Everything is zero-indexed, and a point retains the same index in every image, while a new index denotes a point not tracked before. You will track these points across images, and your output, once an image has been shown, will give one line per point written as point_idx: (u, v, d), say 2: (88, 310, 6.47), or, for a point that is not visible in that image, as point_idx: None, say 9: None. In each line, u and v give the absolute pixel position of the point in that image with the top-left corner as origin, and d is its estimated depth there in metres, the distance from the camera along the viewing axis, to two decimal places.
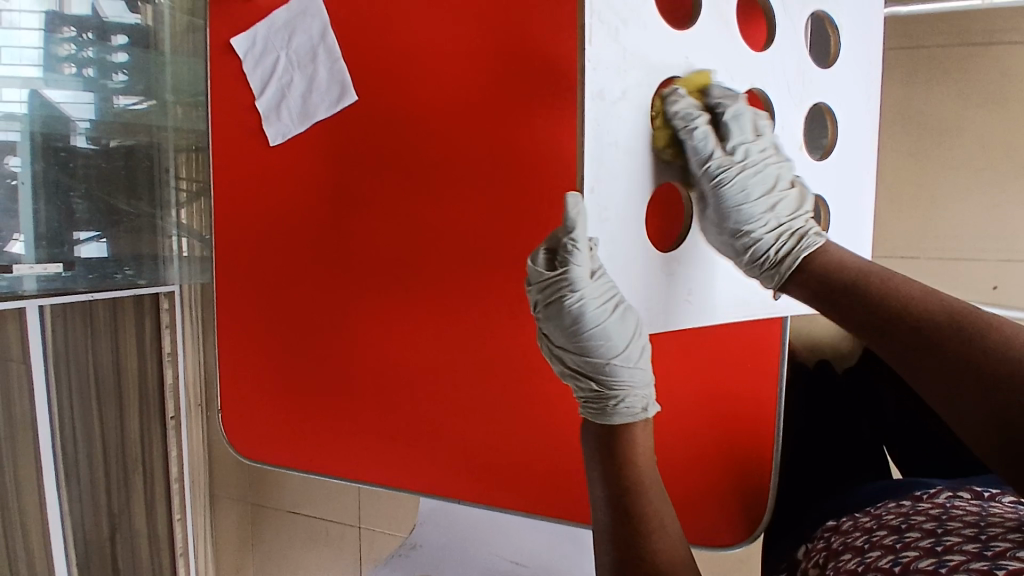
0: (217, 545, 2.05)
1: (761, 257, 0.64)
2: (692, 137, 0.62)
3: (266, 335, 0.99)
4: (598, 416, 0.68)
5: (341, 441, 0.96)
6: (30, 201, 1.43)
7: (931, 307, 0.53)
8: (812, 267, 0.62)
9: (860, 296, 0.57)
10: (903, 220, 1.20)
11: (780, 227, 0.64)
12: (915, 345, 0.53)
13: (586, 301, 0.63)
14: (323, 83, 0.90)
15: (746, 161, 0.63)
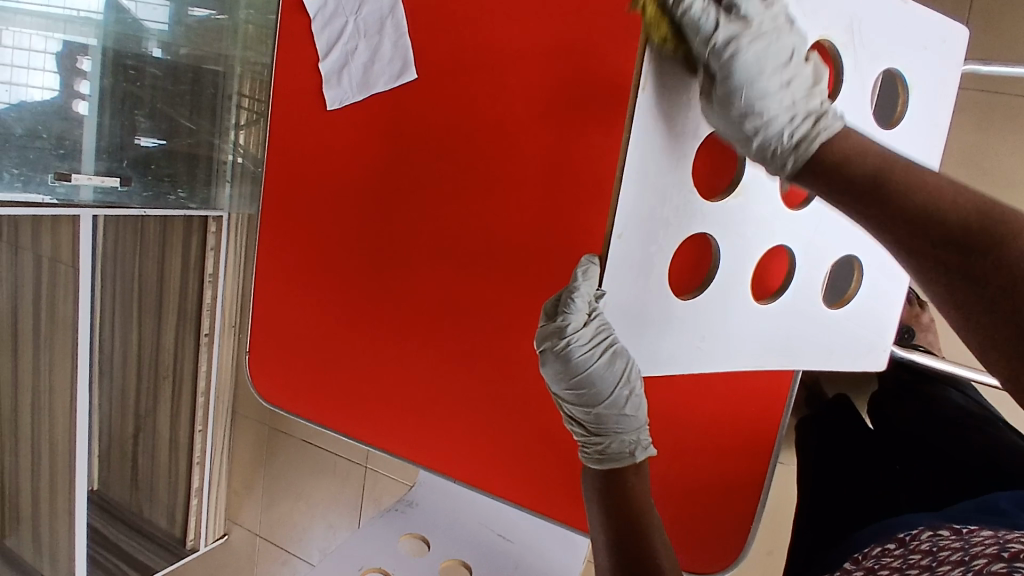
0: (232, 460, 2.15)
1: (776, 140, 0.58)
2: (690, 11, 0.56)
3: (299, 293, 1.03)
4: (596, 462, 0.73)
5: (357, 405, 1.01)
6: (96, 112, 1.47)
7: (959, 203, 0.51)
8: (827, 155, 0.57)
9: (884, 191, 0.53)
10: None
11: (794, 105, 0.58)
12: (954, 250, 0.50)
13: (578, 348, 0.68)
14: (386, 56, 0.90)
15: (757, 29, 0.57)
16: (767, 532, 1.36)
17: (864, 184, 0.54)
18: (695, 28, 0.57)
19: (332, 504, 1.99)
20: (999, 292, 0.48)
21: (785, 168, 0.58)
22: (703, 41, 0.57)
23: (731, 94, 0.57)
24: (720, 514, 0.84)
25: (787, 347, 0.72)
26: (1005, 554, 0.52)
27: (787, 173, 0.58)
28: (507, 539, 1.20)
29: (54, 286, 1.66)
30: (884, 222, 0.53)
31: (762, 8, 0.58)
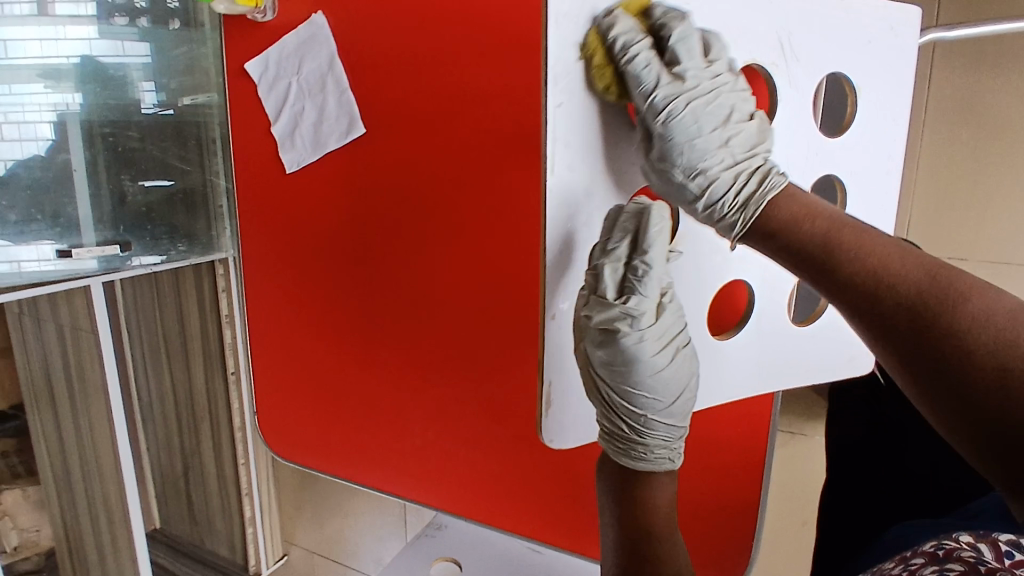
0: (279, 487, 2.21)
1: (718, 201, 0.58)
2: (635, 64, 0.55)
3: (292, 351, 1.04)
4: (623, 457, 0.71)
5: (364, 454, 1.02)
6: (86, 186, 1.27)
7: (909, 268, 0.50)
8: (773, 219, 0.57)
9: (836, 258, 0.53)
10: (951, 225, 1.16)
11: (736, 166, 0.58)
12: (904, 320, 0.49)
13: (646, 343, 0.64)
14: (332, 114, 0.89)
15: (697, 90, 0.57)
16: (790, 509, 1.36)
17: (815, 254, 0.54)
18: (637, 83, 0.56)
19: (379, 518, 2.05)
20: (949, 369, 0.46)
21: (734, 226, 0.58)
22: (642, 96, 0.56)
23: (670, 149, 0.57)
24: (722, 531, 0.83)
25: (762, 368, 0.74)
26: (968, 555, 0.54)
27: (736, 231, 0.58)
28: (536, 551, 1.23)
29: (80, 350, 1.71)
30: (839, 294, 0.53)
31: (705, 69, 0.57)
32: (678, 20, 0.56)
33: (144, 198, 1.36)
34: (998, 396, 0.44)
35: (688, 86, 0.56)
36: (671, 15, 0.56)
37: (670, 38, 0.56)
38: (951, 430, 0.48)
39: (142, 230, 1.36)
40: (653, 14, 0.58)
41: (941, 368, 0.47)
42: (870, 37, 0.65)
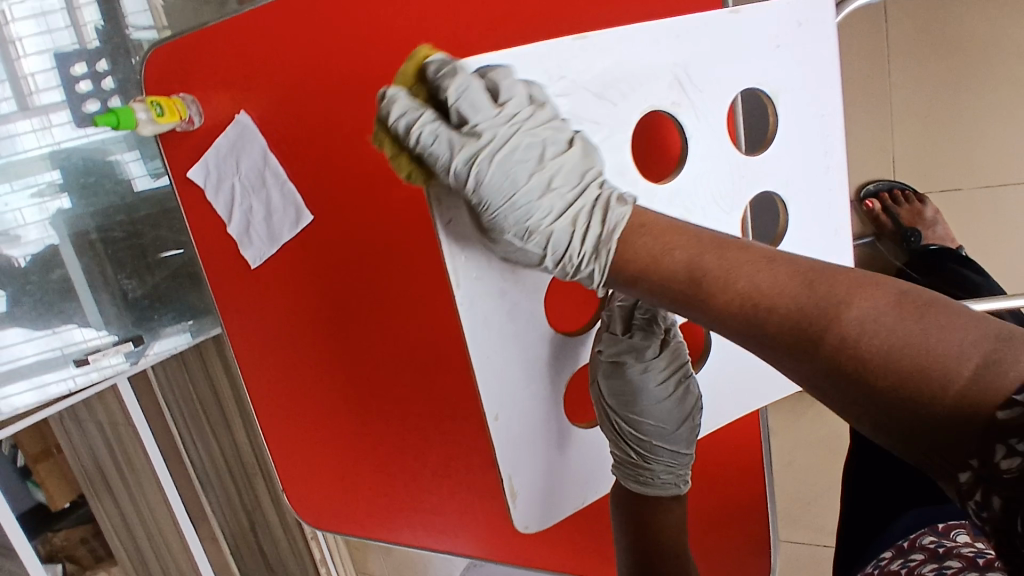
0: None
1: (563, 253, 0.51)
2: (426, 145, 0.47)
3: (295, 431, 1.03)
4: (634, 483, 0.67)
5: (388, 517, 1.02)
6: (87, 289, 1.09)
7: (782, 285, 0.44)
8: (631, 255, 0.49)
9: (704, 291, 0.46)
10: (920, 156, 1.19)
11: (568, 209, 0.51)
12: (795, 345, 0.43)
13: (651, 373, 0.63)
14: (279, 206, 0.90)
15: (494, 144, 0.48)
16: (815, 469, 1.36)
17: (683, 290, 0.47)
18: (435, 162, 0.48)
19: None
20: (849, 381, 0.40)
21: (591, 277, 0.51)
22: (443, 170, 0.48)
23: (493, 214, 0.50)
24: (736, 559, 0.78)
25: (750, 388, 0.71)
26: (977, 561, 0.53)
27: (597, 282, 0.52)
28: None
29: (120, 443, 1.54)
30: (723, 328, 0.46)
31: (497, 116, 0.49)
32: (451, 76, 0.47)
33: (146, 289, 1.16)
34: (902, 399, 0.38)
35: (479, 139, 0.48)
36: (443, 71, 0.48)
37: (449, 98, 0.48)
38: (876, 436, 0.41)
39: (147, 326, 1.15)
40: (429, 74, 0.49)
41: (847, 384, 0.41)
42: (779, 39, 0.59)
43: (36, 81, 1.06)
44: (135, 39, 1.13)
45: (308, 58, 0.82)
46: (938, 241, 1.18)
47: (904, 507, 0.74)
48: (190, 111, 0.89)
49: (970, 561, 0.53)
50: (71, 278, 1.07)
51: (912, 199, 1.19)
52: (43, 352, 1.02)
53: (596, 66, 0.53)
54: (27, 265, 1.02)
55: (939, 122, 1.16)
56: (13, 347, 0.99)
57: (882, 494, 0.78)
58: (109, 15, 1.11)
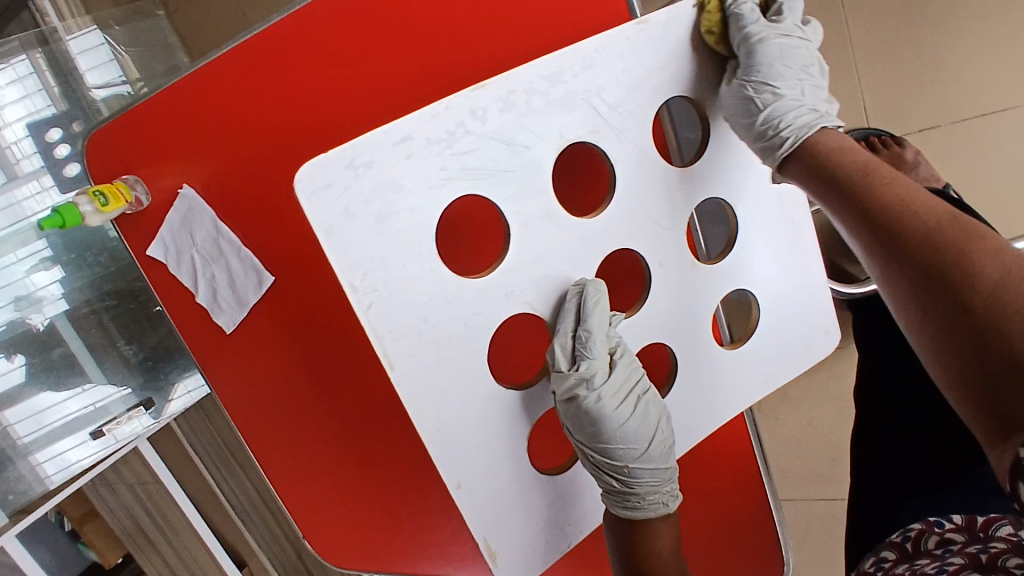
0: None
1: (776, 119, 0.59)
2: (745, 9, 0.60)
3: (298, 483, 0.98)
4: (624, 510, 0.60)
5: (413, 550, 0.99)
6: (94, 363, 1.07)
7: (933, 206, 0.51)
8: (819, 148, 0.59)
9: (868, 183, 0.54)
10: (897, 98, 1.14)
11: (805, 102, 0.61)
12: (922, 251, 0.50)
13: (605, 401, 0.56)
14: (239, 271, 0.89)
15: (786, 36, 0.61)
16: (835, 424, 1.35)
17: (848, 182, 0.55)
18: (738, 22, 0.61)
19: None
20: (953, 294, 0.47)
21: (780, 146, 0.60)
22: (740, 32, 0.60)
23: (752, 68, 0.60)
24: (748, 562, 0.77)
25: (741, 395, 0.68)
26: (983, 558, 0.51)
27: (783, 150, 0.59)
28: None
29: (154, 502, 1.50)
30: (863, 220, 0.54)
31: (800, 34, 0.63)
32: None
33: (148, 350, 1.10)
34: (996, 320, 0.44)
35: (783, 30, 0.61)
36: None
37: (779, 4, 0.63)
38: (952, 358, 0.47)
39: (148, 389, 1.09)
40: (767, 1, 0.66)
41: (953, 289, 0.47)
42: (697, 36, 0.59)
43: (20, 149, 1.03)
44: (95, 105, 1.14)
45: (241, 124, 0.81)
46: (925, 183, 1.10)
47: (919, 496, 0.73)
48: (137, 191, 0.87)
49: (973, 557, 0.52)
50: (73, 353, 1.05)
51: (891, 143, 1.12)
52: (82, 409, 1.05)
53: (507, 113, 0.50)
54: (46, 327, 1.03)
55: (908, 61, 1.11)
56: (55, 406, 1.03)
57: (878, 486, 0.79)
58: (70, 84, 1.11)
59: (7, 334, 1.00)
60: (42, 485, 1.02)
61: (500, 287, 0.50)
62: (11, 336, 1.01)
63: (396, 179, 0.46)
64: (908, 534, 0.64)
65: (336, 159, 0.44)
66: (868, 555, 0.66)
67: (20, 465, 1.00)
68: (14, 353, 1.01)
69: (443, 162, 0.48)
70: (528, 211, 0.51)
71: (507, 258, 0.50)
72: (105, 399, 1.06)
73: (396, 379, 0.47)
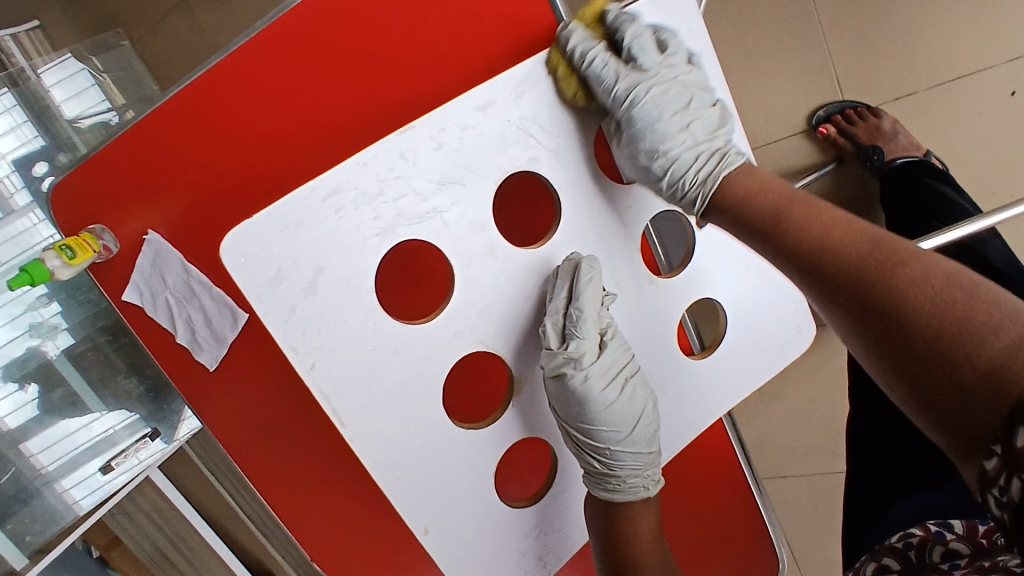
0: None
1: (680, 180, 0.57)
2: (597, 66, 0.54)
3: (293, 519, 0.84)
4: (603, 491, 0.58)
5: None
6: (96, 398, 0.90)
7: (851, 235, 0.48)
8: (730, 193, 0.56)
9: (787, 227, 0.52)
10: (873, 68, 1.10)
11: (698, 145, 0.57)
12: (847, 284, 0.47)
13: (593, 382, 0.54)
14: (213, 309, 0.77)
15: (655, 78, 0.56)
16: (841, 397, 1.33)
17: (766, 228, 0.53)
18: (599, 84, 0.54)
19: None
20: (884, 321, 0.44)
21: (695, 201, 0.57)
22: (605, 94, 0.55)
23: (635, 131, 0.56)
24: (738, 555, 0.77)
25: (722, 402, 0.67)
26: (986, 564, 0.52)
27: (697, 209, 0.57)
28: None
29: (171, 527, 1.50)
30: (789, 258, 0.51)
31: (663, 61, 0.56)
32: (631, 23, 0.56)
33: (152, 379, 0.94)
34: (932, 353, 0.41)
35: (648, 75, 0.55)
36: (624, 19, 0.56)
37: (625, 39, 0.56)
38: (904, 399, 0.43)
39: (151, 423, 0.93)
40: (608, 21, 0.58)
41: (884, 324, 0.44)
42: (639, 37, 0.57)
43: (7, 185, 0.90)
44: (71, 137, 1.05)
45: None
46: (903, 153, 1.08)
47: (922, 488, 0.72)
48: (105, 240, 0.73)
49: (977, 564, 0.53)
50: (75, 391, 0.89)
51: (866, 115, 1.10)
52: (94, 439, 0.90)
53: (437, 152, 0.49)
54: (56, 366, 0.87)
55: (881, 29, 1.08)
56: (80, 430, 0.89)
57: (870, 481, 0.79)
58: (43, 119, 1.02)
59: (17, 372, 0.85)
60: (72, 513, 0.88)
61: (447, 330, 0.50)
62: (26, 369, 0.86)
63: (328, 235, 0.46)
64: (910, 541, 0.64)
65: (264, 223, 0.44)
66: (869, 560, 0.67)
67: (49, 492, 0.87)
68: (27, 381, 0.86)
69: (375, 211, 0.47)
70: (470, 248, 0.50)
71: (452, 300, 0.50)
72: (109, 433, 0.91)
73: (349, 435, 0.47)
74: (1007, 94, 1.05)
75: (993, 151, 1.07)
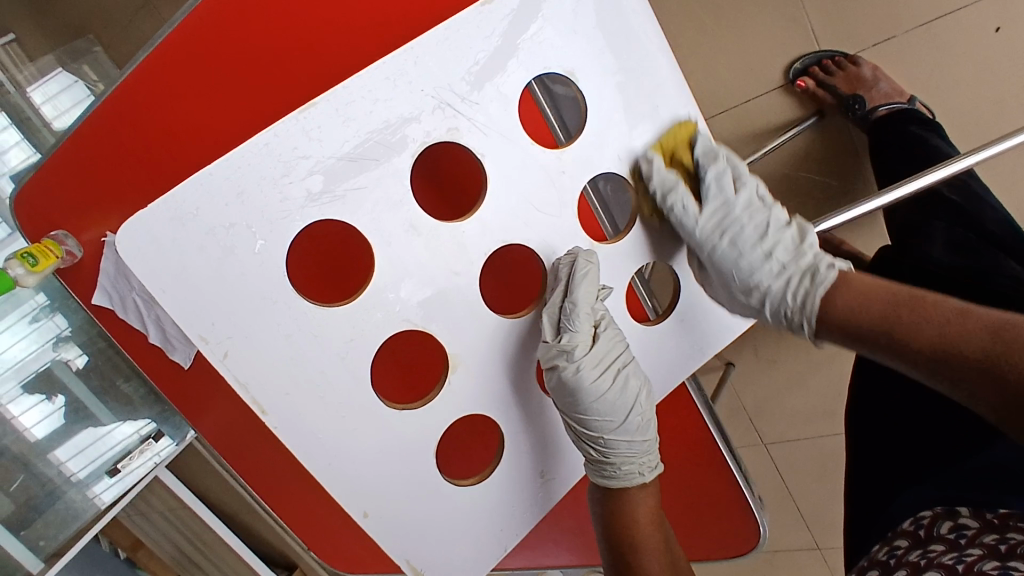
0: None
1: (778, 306, 0.56)
2: (675, 209, 0.56)
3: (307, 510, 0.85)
4: (601, 479, 0.60)
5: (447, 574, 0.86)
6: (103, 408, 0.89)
7: (964, 330, 0.45)
8: (829, 309, 0.53)
9: (896, 334, 0.48)
10: (851, 15, 1.05)
11: (787, 269, 0.55)
12: (978, 386, 0.43)
13: (586, 372, 0.54)
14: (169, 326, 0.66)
15: (729, 219, 0.57)
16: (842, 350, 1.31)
17: (874, 334, 0.49)
18: (679, 224, 0.57)
19: None
20: None
21: (799, 326, 0.55)
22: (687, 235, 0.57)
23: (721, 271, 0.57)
24: (714, 509, 0.79)
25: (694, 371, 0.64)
26: (1000, 549, 0.53)
27: (806, 334, 0.54)
28: None
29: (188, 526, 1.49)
30: (905, 360, 0.47)
31: (739, 198, 0.57)
32: (711, 163, 0.57)
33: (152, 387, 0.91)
34: None
35: (725, 218, 0.57)
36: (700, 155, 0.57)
37: (705, 176, 0.57)
38: None
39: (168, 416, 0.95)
40: (694, 148, 0.58)
41: None
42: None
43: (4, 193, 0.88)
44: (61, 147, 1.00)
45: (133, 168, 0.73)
46: (885, 99, 1.02)
47: (952, 466, 0.66)
48: (66, 245, 0.62)
49: (991, 548, 0.53)
50: (80, 401, 0.86)
51: (845, 64, 1.05)
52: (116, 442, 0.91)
53: (344, 130, 0.47)
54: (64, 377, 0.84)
55: None
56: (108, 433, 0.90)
57: (874, 475, 0.76)
58: (26, 129, 0.97)
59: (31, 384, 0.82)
60: (93, 508, 0.91)
61: (371, 309, 0.48)
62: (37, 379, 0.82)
63: (231, 222, 0.44)
64: (921, 522, 0.63)
65: (163, 212, 0.43)
66: (880, 544, 0.65)
67: (72, 493, 0.89)
68: (53, 393, 0.84)
69: (282, 191, 0.45)
70: (390, 224, 0.49)
71: (373, 276, 0.48)
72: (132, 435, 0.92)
73: (272, 423, 0.45)
74: (993, 32, 0.98)
75: (983, 92, 1.02)
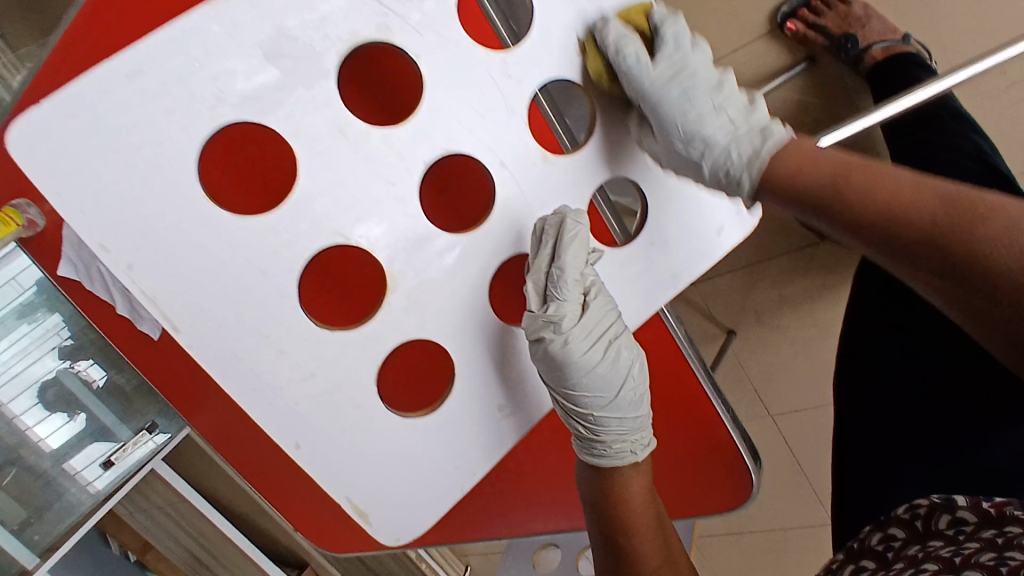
0: None
1: (720, 162, 0.53)
2: (629, 63, 0.50)
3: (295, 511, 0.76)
4: (591, 457, 0.60)
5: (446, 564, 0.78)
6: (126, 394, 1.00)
7: (916, 198, 0.43)
8: (775, 171, 0.51)
9: (845, 200, 0.46)
10: None
11: (737, 128, 0.53)
12: (923, 256, 0.42)
13: (575, 345, 0.53)
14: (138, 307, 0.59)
15: (685, 77, 0.53)
16: None
17: (821, 201, 0.47)
18: (628, 78, 0.51)
19: None
20: (985, 295, 0.39)
21: (739, 184, 0.53)
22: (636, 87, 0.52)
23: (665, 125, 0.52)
24: (698, 459, 0.74)
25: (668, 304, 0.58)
26: (999, 541, 0.44)
27: (747, 190, 0.52)
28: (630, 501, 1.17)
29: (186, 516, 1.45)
30: (852, 230, 0.46)
31: (695, 58, 0.54)
32: (672, 22, 0.53)
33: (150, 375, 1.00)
34: None
35: (680, 73, 0.52)
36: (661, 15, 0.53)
37: (663, 36, 0.53)
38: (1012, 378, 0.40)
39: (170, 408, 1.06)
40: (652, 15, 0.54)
41: (983, 291, 0.39)
42: None
43: None
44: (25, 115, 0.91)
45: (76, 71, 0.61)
46: (880, 36, 0.93)
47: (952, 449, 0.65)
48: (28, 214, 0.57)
49: (989, 540, 0.44)
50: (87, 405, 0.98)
51: (836, 4, 0.97)
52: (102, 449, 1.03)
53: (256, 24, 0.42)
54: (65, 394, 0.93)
55: None
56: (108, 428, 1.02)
57: (870, 444, 0.73)
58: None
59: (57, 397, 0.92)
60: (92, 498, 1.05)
61: (294, 219, 0.45)
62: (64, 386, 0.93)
63: (132, 121, 0.41)
64: (918, 510, 0.53)
65: (54, 110, 0.39)
66: (872, 529, 0.57)
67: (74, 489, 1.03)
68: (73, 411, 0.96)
69: (191, 89, 0.42)
70: (314, 128, 0.45)
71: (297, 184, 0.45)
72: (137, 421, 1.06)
73: (184, 340, 0.42)
74: None
75: None
